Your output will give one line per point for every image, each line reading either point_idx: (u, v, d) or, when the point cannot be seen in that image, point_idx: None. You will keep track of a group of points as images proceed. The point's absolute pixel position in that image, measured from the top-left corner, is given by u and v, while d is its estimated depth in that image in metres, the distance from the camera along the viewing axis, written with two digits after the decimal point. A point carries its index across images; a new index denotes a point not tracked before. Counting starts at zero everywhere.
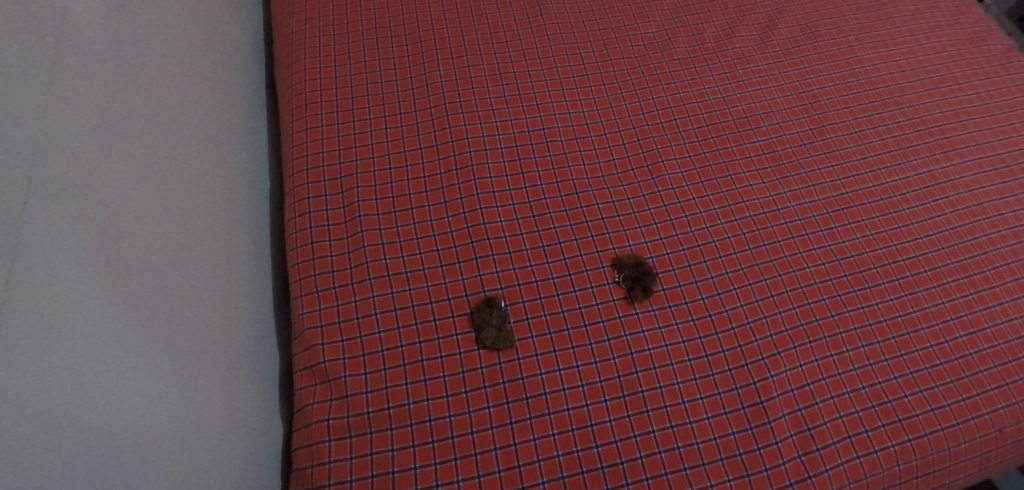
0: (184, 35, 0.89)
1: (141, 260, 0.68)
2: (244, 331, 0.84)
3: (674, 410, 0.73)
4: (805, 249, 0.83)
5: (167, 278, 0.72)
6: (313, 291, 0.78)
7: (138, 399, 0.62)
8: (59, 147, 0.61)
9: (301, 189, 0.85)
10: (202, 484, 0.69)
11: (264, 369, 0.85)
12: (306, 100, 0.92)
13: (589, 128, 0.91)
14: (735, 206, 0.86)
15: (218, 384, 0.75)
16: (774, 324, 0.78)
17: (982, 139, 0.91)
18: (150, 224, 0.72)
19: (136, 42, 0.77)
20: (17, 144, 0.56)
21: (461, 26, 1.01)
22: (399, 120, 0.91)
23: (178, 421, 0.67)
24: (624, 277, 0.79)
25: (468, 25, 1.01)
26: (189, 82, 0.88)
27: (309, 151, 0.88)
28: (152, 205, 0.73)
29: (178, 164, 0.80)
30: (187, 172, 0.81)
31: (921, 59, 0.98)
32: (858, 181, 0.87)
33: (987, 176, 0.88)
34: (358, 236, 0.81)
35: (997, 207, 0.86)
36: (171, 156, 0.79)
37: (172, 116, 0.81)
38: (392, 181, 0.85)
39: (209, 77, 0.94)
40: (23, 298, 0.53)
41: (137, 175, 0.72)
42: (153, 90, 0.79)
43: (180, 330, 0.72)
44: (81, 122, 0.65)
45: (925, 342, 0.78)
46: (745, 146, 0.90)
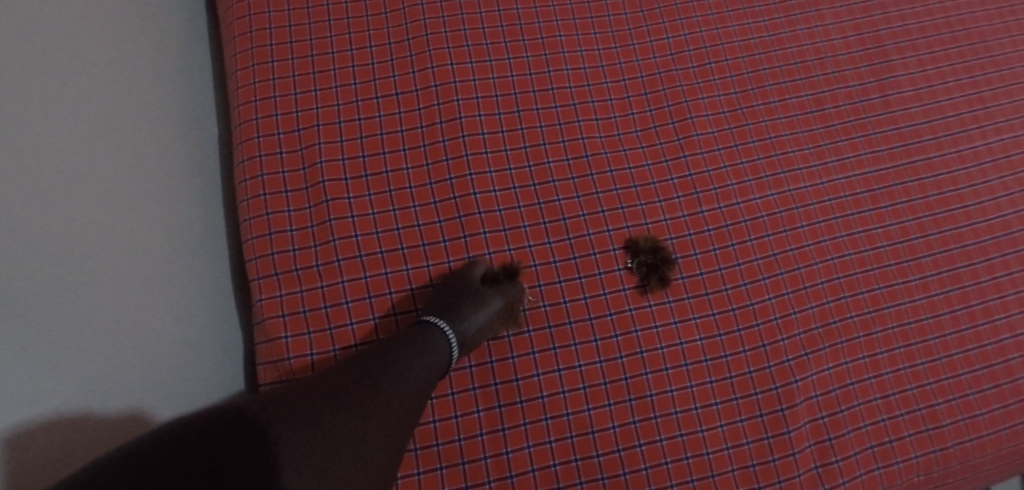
0: None
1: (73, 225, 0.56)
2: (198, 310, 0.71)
3: (685, 417, 0.65)
4: (848, 231, 0.72)
5: (61, 264, 0.53)
6: (272, 272, 0.65)
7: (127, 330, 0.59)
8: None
9: (249, 144, 0.69)
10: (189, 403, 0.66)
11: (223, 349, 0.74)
12: (249, 27, 0.74)
13: (605, 72, 0.75)
14: (773, 177, 0.73)
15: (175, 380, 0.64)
16: (803, 321, 0.68)
17: None
18: (33, 185, 0.53)
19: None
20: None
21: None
22: (370, 55, 0.74)
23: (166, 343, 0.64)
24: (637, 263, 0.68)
25: None
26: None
27: (258, 95, 0.71)
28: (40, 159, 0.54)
29: (80, 96, 0.60)
30: (96, 105, 0.62)
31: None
32: (917, 150, 0.75)
33: None
34: (323, 205, 0.67)
35: None
36: (64, 86, 0.59)
37: (70, 26, 0.61)
38: (362, 136, 0.70)
39: None
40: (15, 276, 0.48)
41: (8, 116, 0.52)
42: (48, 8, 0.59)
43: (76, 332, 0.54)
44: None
45: (967, 344, 0.70)
46: (790, 101, 0.76)
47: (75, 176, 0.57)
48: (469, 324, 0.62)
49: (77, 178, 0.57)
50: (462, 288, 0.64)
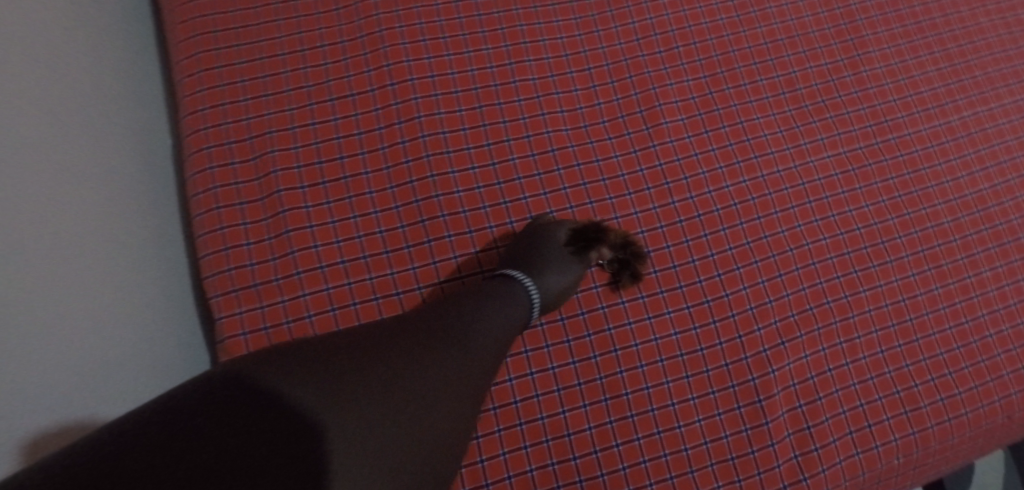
0: None
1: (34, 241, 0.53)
2: None
3: (662, 413, 0.64)
4: (823, 216, 0.70)
5: (11, 279, 0.48)
6: (230, 290, 0.62)
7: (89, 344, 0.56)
8: None
9: (198, 156, 0.66)
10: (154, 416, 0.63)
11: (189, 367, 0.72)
12: (194, 31, 0.70)
13: (569, 61, 0.73)
14: (745, 163, 0.71)
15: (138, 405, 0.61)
16: (779, 309, 0.67)
17: None
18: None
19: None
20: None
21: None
22: (322, 54, 0.70)
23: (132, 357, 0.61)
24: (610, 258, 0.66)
25: None
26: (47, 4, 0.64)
27: (206, 103, 0.67)
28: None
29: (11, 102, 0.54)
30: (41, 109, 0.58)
31: None
32: (892, 128, 0.73)
33: None
34: (280, 217, 0.64)
35: None
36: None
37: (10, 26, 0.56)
38: (318, 141, 0.67)
39: None
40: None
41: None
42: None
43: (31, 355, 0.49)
44: None
45: (944, 324, 0.69)
46: (761, 83, 0.74)
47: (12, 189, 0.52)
48: (550, 283, 0.62)
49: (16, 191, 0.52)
50: (549, 244, 0.63)
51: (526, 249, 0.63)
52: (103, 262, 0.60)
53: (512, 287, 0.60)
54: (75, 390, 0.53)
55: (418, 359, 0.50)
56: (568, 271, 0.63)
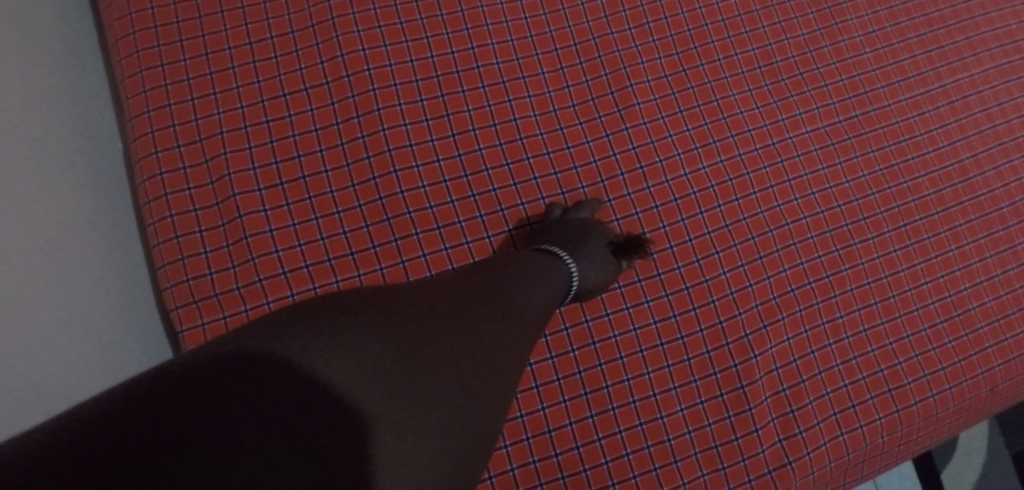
0: None
1: None
2: None
3: (644, 404, 0.63)
4: (802, 194, 0.68)
5: None
6: (190, 301, 0.59)
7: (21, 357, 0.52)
8: None
9: (147, 161, 0.62)
10: None
11: None
12: (132, 27, 0.65)
13: (535, 42, 0.69)
14: (721, 142, 0.68)
15: None
16: (760, 292, 0.66)
17: (1008, 38, 0.76)
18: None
19: None
20: None
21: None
22: (272, 46, 0.66)
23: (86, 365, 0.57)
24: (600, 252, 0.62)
25: None
26: None
27: (151, 104, 0.63)
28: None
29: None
30: None
31: None
32: (871, 99, 0.71)
33: (1009, 87, 0.74)
34: (237, 222, 0.61)
35: (1012, 129, 0.73)
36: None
37: None
38: (272, 140, 0.63)
39: None
40: None
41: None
42: None
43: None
44: None
45: (926, 298, 0.68)
46: (736, 57, 0.71)
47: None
48: (589, 272, 0.59)
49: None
50: (597, 238, 0.61)
51: (576, 230, 0.60)
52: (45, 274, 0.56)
53: (557, 261, 0.57)
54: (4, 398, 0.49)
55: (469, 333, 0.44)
56: (605, 268, 0.61)
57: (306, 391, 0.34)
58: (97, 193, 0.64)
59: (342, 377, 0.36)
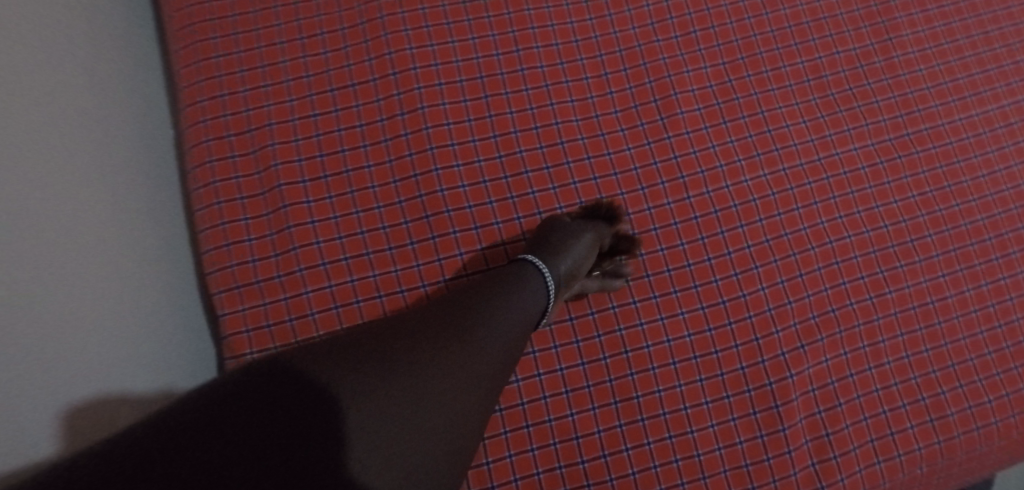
0: None
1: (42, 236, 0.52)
2: None
3: (674, 417, 0.62)
4: (847, 212, 0.67)
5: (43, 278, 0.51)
6: (232, 286, 0.61)
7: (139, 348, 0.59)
8: None
9: (198, 149, 0.64)
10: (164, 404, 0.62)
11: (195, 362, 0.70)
12: (190, 18, 0.67)
13: (580, 47, 0.69)
14: (765, 155, 0.67)
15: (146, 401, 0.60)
16: (799, 311, 0.64)
17: None
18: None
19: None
20: None
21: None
22: (323, 42, 0.67)
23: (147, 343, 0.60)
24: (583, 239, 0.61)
25: None
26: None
27: (204, 94, 0.65)
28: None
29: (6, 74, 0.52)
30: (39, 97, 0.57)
31: None
32: (923, 117, 0.69)
33: None
34: (280, 212, 0.62)
35: None
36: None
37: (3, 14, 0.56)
38: (319, 133, 0.65)
39: None
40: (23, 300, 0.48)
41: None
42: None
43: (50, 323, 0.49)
44: None
45: (974, 327, 0.65)
46: (785, 69, 0.70)
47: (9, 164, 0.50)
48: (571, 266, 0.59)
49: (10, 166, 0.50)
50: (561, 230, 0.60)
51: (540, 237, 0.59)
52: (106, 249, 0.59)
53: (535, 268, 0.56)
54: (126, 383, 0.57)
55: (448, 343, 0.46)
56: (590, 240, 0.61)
57: (306, 406, 0.40)
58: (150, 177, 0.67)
59: (341, 395, 0.41)
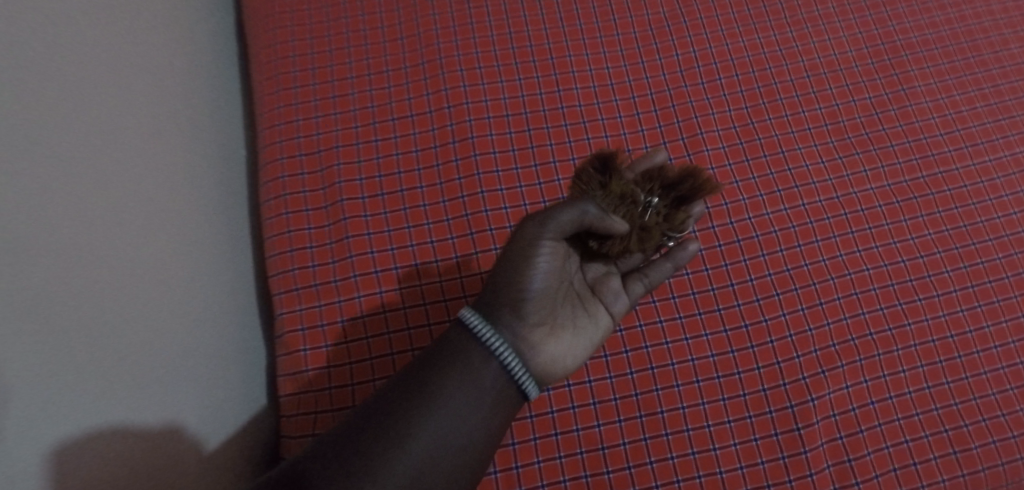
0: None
1: (132, 248, 0.59)
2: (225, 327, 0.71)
3: (697, 434, 0.64)
4: (865, 246, 0.70)
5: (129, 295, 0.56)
6: (292, 287, 0.67)
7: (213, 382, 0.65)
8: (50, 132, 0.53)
9: (273, 165, 0.72)
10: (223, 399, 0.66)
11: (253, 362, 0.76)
12: (276, 54, 0.78)
13: (615, 90, 0.77)
14: (785, 191, 0.72)
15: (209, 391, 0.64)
16: (819, 338, 0.67)
17: None
18: (61, 196, 0.52)
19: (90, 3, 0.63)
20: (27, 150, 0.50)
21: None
22: (387, 78, 0.76)
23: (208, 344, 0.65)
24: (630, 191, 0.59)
25: None
26: (150, 27, 0.72)
27: (282, 119, 0.74)
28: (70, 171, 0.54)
29: (114, 118, 0.61)
30: (138, 122, 0.65)
31: None
32: (938, 162, 0.73)
33: None
34: (341, 224, 0.69)
35: None
36: (90, 103, 0.59)
37: (110, 45, 0.64)
38: (380, 156, 0.72)
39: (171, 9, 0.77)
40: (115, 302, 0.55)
41: (30, 125, 0.51)
42: (96, 35, 0.63)
43: (111, 376, 0.53)
44: (46, 90, 0.54)
45: (996, 363, 0.67)
46: (803, 114, 0.75)
47: (112, 197, 0.58)
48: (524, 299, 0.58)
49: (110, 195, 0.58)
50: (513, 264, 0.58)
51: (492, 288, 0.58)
52: (185, 249, 0.66)
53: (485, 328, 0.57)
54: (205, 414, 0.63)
55: (400, 419, 0.52)
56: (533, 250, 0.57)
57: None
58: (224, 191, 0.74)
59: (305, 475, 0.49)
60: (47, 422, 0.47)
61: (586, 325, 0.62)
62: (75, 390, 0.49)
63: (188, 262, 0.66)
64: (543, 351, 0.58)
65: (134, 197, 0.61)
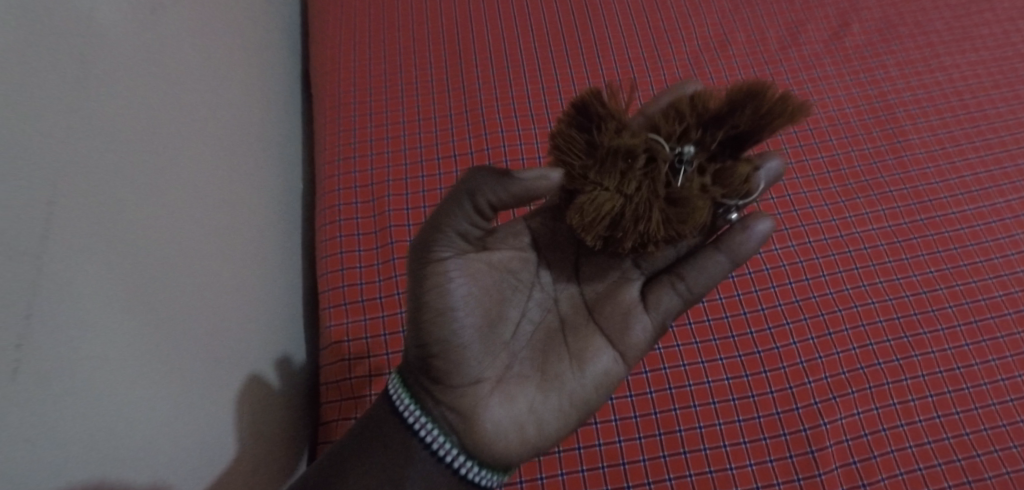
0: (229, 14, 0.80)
1: (203, 267, 0.61)
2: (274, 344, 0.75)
3: (714, 453, 0.67)
4: (870, 282, 0.73)
5: (193, 311, 0.59)
6: (342, 303, 0.72)
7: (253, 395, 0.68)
8: (155, 152, 0.56)
9: (331, 196, 0.78)
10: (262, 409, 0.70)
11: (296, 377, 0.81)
12: (340, 101, 0.84)
13: None
14: (792, 230, 0.76)
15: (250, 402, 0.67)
16: (829, 366, 0.70)
17: None
18: (158, 210, 0.55)
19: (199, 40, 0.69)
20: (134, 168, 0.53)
21: (493, 15, 0.91)
22: (434, 124, 0.82)
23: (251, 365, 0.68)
24: (648, 143, 0.48)
25: (507, 12, 0.91)
26: (237, 72, 0.78)
27: (342, 155, 0.80)
28: (186, 202, 0.61)
29: (207, 152, 0.66)
30: (221, 154, 0.70)
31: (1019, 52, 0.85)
32: (935, 207, 0.76)
33: None
34: (388, 248, 0.74)
35: None
36: (188, 133, 0.63)
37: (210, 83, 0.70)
38: (425, 191, 0.77)
39: (250, 59, 0.84)
40: (181, 317, 0.57)
41: (142, 146, 0.54)
42: (202, 74, 0.68)
43: (178, 380, 0.55)
44: (160, 116, 0.58)
45: (1004, 395, 0.67)
46: (806, 162, 0.79)
47: (194, 220, 0.61)
48: (448, 360, 0.54)
49: (204, 222, 0.63)
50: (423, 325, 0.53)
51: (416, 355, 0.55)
52: (240, 272, 0.69)
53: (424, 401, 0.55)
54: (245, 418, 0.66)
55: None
56: (428, 324, 0.53)
57: None
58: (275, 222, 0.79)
59: None
60: (126, 419, 0.48)
61: (557, 378, 0.58)
62: (149, 390, 0.51)
63: (238, 286, 0.68)
64: (492, 423, 0.55)
65: (210, 221, 0.64)
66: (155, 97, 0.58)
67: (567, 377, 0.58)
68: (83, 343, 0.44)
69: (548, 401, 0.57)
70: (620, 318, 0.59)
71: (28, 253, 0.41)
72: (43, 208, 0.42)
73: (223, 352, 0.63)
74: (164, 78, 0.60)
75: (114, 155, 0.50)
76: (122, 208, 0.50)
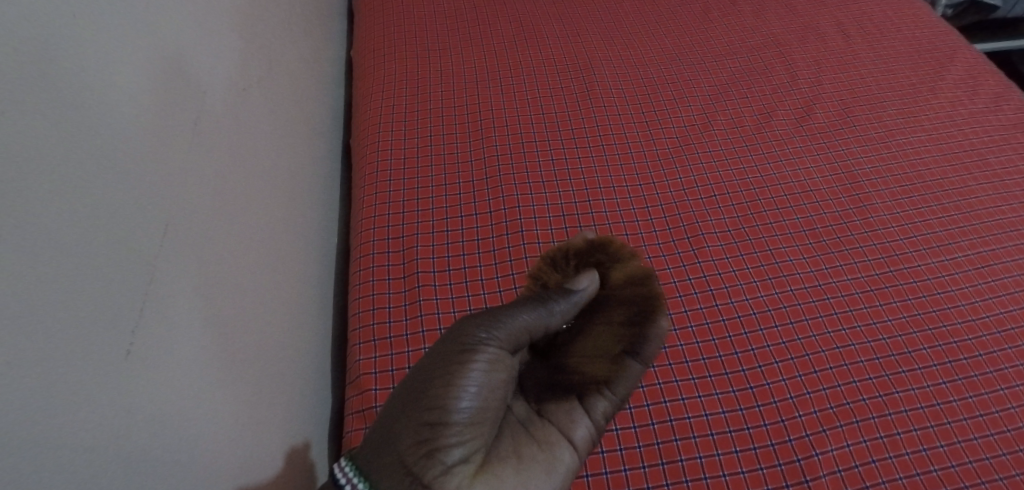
0: (278, 101, 0.96)
1: (225, 297, 0.71)
2: (282, 385, 0.82)
3: (716, 482, 0.68)
4: (849, 324, 0.78)
5: (213, 334, 0.67)
6: (371, 339, 0.80)
7: (258, 423, 0.74)
8: (198, 197, 0.68)
9: (366, 247, 0.89)
10: (265, 439, 0.75)
11: (302, 418, 0.86)
12: (376, 169, 0.98)
13: (633, 201, 0.92)
14: (775, 279, 0.83)
15: (257, 429, 0.73)
16: (818, 400, 0.72)
17: None
18: (194, 242, 0.66)
19: (249, 119, 0.84)
20: (179, 206, 0.64)
21: (508, 103, 1.06)
22: (457, 188, 0.94)
23: (259, 395, 0.75)
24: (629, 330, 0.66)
25: (522, 99, 1.07)
26: (277, 147, 0.92)
27: (377, 213, 0.92)
28: (225, 246, 0.72)
29: (239, 204, 0.77)
30: (254, 209, 0.82)
31: (964, 134, 0.98)
32: (902, 260, 0.84)
33: None
34: (415, 290, 0.83)
35: None
36: (227, 188, 0.75)
37: (251, 152, 0.83)
38: (448, 242, 0.88)
39: (291, 139, 0.99)
40: (204, 336, 0.65)
41: (189, 190, 0.66)
42: (245, 144, 0.82)
43: (194, 393, 0.62)
44: (204, 169, 0.70)
45: (985, 430, 0.70)
46: (784, 222, 0.89)
47: (220, 258, 0.71)
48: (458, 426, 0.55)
49: (228, 262, 0.73)
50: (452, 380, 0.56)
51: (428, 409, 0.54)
52: (258, 312, 0.78)
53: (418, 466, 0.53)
54: (248, 445, 0.71)
55: None
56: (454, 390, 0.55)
57: None
58: (287, 275, 0.89)
59: None
60: (146, 413, 0.55)
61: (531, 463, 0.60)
62: (168, 394, 0.58)
63: (256, 323, 0.77)
64: None
65: (237, 262, 0.75)
66: (203, 156, 0.70)
67: (540, 458, 0.61)
68: (116, 339, 0.53)
69: (525, 485, 0.58)
70: (564, 412, 0.65)
71: (84, 257, 0.51)
72: (95, 221, 0.53)
73: (236, 378, 0.70)
74: (212, 142, 0.73)
75: (167, 197, 0.62)
76: (165, 237, 0.61)
